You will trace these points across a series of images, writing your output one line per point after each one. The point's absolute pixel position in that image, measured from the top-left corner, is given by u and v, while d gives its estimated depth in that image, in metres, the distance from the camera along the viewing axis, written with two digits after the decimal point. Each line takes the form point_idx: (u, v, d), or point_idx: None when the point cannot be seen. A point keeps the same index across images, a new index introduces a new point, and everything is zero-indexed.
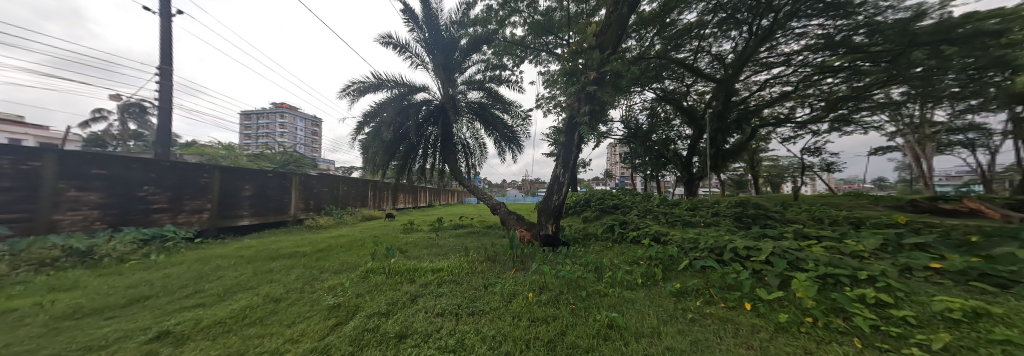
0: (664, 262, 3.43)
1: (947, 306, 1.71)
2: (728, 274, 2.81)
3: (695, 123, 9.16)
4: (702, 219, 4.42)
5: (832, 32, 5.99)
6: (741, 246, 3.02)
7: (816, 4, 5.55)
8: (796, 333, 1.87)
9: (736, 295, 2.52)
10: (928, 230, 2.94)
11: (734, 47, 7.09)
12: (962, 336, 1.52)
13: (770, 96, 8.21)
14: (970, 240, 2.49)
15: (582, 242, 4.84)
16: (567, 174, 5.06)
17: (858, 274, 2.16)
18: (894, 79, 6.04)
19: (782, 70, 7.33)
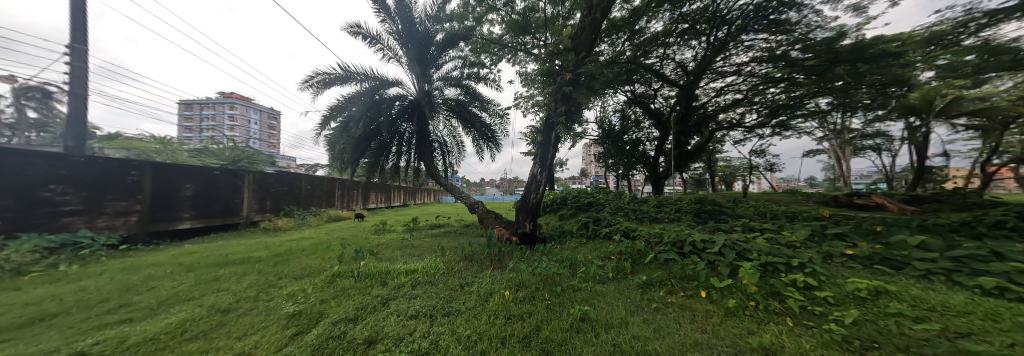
0: (633, 257, 3.65)
1: (857, 287, 2.01)
2: (688, 265, 3.05)
3: (662, 126, 9.79)
4: (667, 215, 4.74)
5: (774, 46, 6.71)
6: (698, 239, 3.30)
7: (762, 20, 6.19)
8: (741, 316, 2.10)
9: (694, 284, 2.76)
10: (846, 222, 3.41)
11: (695, 56, 7.67)
12: (869, 313, 1.79)
13: (725, 102, 9.04)
14: (878, 230, 2.92)
15: (559, 239, 4.99)
16: (544, 173, 5.15)
17: (792, 262, 2.46)
18: (823, 91, 6.93)
19: (735, 79, 8.08)
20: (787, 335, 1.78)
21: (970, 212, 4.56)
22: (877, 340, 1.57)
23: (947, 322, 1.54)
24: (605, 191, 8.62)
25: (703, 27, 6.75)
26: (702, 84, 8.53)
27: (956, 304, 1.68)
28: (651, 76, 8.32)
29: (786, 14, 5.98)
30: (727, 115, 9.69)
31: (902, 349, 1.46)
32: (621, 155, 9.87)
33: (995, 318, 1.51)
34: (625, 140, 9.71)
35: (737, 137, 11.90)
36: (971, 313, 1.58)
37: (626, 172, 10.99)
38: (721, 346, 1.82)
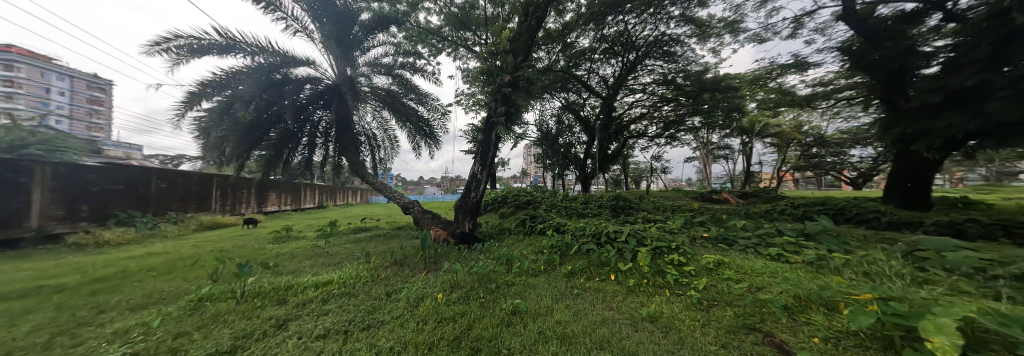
0: (562, 249, 4.00)
1: (709, 261, 2.69)
2: (603, 253, 3.53)
3: (589, 132, 11.08)
4: (591, 211, 5.38)
5: (665, 72, 8.38)
6: (612, 230, 3.84)
7: (659, 50, 7.66)
8: (640, 293, 2.54)
9: (607, 269, 3.20)
10: (705, 212, 4.51)
11: (613, 73, 8.93)
12: (715, 280, 2.44)
13: (635, 115, 10.84)
14: (722, 217, 3.98)
15: (497, 237, 5.10)
16: (483, 172, 5.13)
17: (672, 245, 3.11)
18: (698, 112, 9.04)
19: (642, 96, 9.74)
20: (669, 305, 2.26)
21: (772, 203, 6.68)
22: (721, 301, 2.16)
23: (756, 282, 2.23)
24: (542, 190, 9.25)
25: (620, 49, 7.90)
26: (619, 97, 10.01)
27: (760, 267, 2.42)
28: (580, 86, 9.34)
29: (673, 48, 7.56)
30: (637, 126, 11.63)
31: (733, 305, 2.07)
32: (555, 157, 10.71)
33: (777, 275, 2.23)
34: (560, 143, 10.60)
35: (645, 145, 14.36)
36: (767, 273, 2.31)
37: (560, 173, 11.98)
38: (622, 319, 2.17)
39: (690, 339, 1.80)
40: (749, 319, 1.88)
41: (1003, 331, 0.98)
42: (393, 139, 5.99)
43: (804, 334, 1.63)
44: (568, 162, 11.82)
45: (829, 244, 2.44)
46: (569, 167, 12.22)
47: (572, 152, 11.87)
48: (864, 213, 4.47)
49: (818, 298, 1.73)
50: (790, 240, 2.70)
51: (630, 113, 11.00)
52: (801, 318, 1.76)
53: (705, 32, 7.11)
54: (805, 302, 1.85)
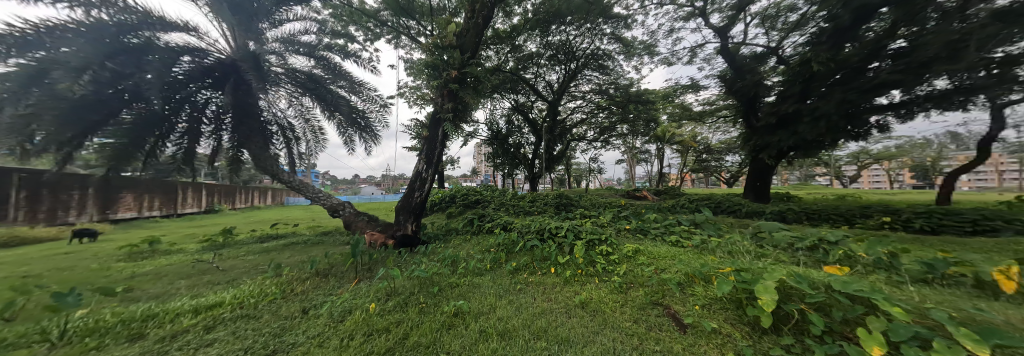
0: (508, 246, 4.09)
1: (630, 250, 3.10)
2: (545, 248, 3.74)
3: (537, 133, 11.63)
4: (537, 208, 5.62)
5: (601, 83, 9.46)
6: (553, 226, 4.10)
7: (596, 62, 8.56)
8: (575, 283, 2.77)
9: (548, 263, 3.40)
10: (629, 208, 5.22)
11: (558, 79, 9.56)
12: (633, 265, 2.85)
13: (576, 120, 11.90)
14: (641, 211, 4.66)
15: (443, 238, 4.89)
16: (429, 170, 4.84)
17: (602, 237, 3.48)
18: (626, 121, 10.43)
19: (582, 103, 10.77)
20: (598, 291, 2.52)
21: (678, 198, 8.14)
22: (636, 283, 2.52)
23: (662, 265, 2.67)
24: (492, 189, 9.31)
25: (564, 57, 8.52)
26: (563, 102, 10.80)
27: (665, 252, 2.91)
28: (528, 89, 9.78)
29: (606, 62, 8.58)
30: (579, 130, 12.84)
31: (645, 286, 2.43)
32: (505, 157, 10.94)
33: (676, 258, 2.72)
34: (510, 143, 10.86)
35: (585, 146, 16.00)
36: (670, 257, 2.79)
37: (510, 172, 12.39)
38: (558, 308, 2.34)
39: (613, 320, 2.03)
40: (656, 297, 2.25)
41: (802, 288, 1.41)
42: (318, 132, 5.15)
43: (692, 305, 2.03)
44: (518, 162, 12.23)
45: (710, 230, 3.08)
46: (519, 166, 12.68)
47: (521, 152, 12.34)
48: (735, 206, 5.82)
49: (701, 274, 2.19)
50: (687, 228, 3.31)
51: (573, 118, 12.03)
52: (691, 292, 2.19)
53: (629, 50, 8.25)
54: (693, 279, 2.30)
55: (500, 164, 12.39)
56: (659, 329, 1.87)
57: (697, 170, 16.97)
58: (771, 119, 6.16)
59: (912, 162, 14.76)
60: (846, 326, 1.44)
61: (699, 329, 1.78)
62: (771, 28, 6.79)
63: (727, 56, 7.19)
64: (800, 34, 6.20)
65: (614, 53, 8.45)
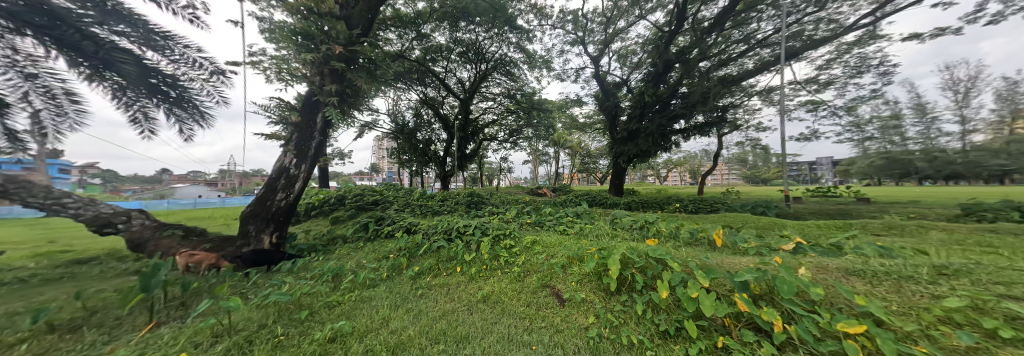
0: (411, 250, 3.69)
1: (529, 241, 3.39)
2: (451, 248, 3.58)
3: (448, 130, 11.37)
4: (447, 207, 5.43)
5: (508, 89, 10.30)
6: (461, 225, 3.99)
7: (504, 68, 9.26)
8: (479, 280, 2.75)
9: (454, 262, 3.27)
10: (531, 203, 5.82)
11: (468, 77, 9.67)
12: (531, 254, 3.11)
13: (488, 121, 12.43)
14: (539, 206, 5.29)
15: (323, 249, 3.92)
16: (306, 165, 3.84)
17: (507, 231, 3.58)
18: (531, 126, 11.75)
19: (492, 104, 11.40)
20: (500, 283, 2.61)
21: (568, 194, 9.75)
22: (532, 271, 2.75)
23: (552, 251, 3.03)
24: (395, 188, 8.36)
25: (475, 58, 8.73)
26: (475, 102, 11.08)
27: (554, 240, 3.31)
28: (437, 83, 9.45)
29: (513, 69, 9.48)
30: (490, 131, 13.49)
31: (538, 272, 2.69)
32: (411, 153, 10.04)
33: (563, 244, 3.13)
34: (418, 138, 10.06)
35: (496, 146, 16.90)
36: (558, 243, 3.19)
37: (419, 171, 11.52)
38: (461, 307, 2.26)
39: (512, 308, 2.15)
40: (546, 279, 2.55)
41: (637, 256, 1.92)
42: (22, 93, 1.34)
43: (570, 282, 2.41)
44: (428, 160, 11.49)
45: (585, 219, 3.80)
46: (428, 164, 11.97)
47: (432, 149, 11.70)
48: (603, 199, 7.49)
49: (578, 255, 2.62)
50: (572, 218, 3.98)
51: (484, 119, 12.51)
52: (570, 271, 2.58)
53: (532, 62, 9.37)
54: (572, 260, 2.72)
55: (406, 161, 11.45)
56: (546, 307, 2.14)
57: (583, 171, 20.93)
58: (624, 133, 8.31)
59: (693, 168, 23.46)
60: (650, 279, 2.05)
61: (573, 301, 2.15)
62: (624, 63, 9.04)
63: (600, 81, 9.20)
64: (639, 73, 8.65)
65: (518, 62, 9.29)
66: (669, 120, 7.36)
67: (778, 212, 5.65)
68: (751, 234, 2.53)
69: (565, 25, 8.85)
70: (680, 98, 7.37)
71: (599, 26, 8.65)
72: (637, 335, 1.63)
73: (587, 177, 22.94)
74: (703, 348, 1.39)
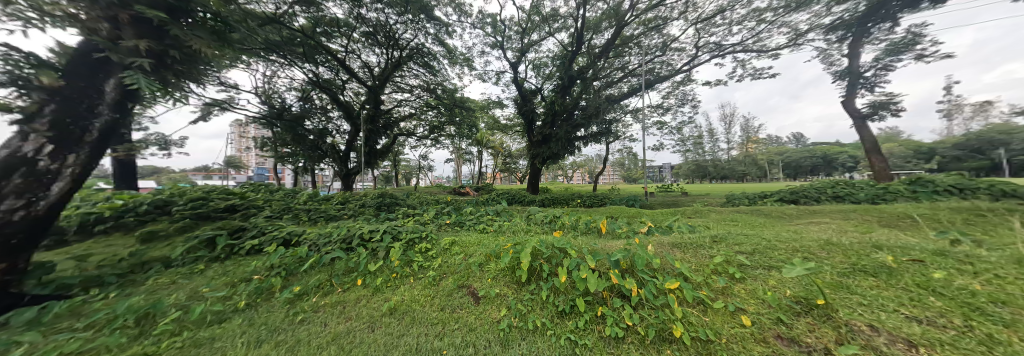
0: (289, 266, 2.38)
1: (449, 243, 2.87)
2: (352, 258, 2.52)
3: (352, 121, 9.87)
4: (349, 211, 4.57)
5: (426, 81, 9.96)
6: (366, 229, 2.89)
7: (422, 58, 8.99)
8: (384, 292, 2.07)
9: (352, 275, 2.30)
10: (453, 204, 5.61)
11: (378, 63, 8.86)
12: (453, 258, 2.60)
13: (404, 113, 11.55)
14: (461, 206, 5.15)
15: (123, 287, 2.19)
16: (77, 156, 2.33)
17: (423, 234, 2.99)
18: (453, 122, 11.70)
19: (408, 96, 10.72)
20: (411, 292, 2.07)
21: (491, 193, 10.06)
22: (449, 273, 2.36)
23: (470, 250, 2.74)
24: (273, 188, 6.51)
25: (387, 43, 8.14)
26: (387, 91, 10.17)
27: (474, 238, 3.11)
28: (335, 63, 8.09)
29: (432, 62, 9.30)
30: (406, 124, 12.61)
31: (455, 273, 2.35)
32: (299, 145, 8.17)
33: (482, 243, 2.95)
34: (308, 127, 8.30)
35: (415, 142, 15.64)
36: (477, 242, 2.98)
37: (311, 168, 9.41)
38: (361, 329, 1.66)
39: (422, 317, 1.80)
40: (463, 279, 2.26)
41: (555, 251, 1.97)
42: None
43: (487, 279, 2.21)
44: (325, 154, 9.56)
45: (504, 216, 3.97)
46: (325, 160, 9.96)
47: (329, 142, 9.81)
48: (522, 197, 8.12)
49: (495, 250, 2.46)
50: (493, 216, 4.07)
51: (400, 111, 11.55)
52: (487, 269, 2.36)
53: (452, 58, 9.20)
54: (489, 258, 2.53)
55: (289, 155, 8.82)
56: (461, 309, 1.90)
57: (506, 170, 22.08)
58: (539, 137, 9.24)
59: (592, 169, 28.35)
60: (554, 266, 2.12)
61: (488, 297, 1.99)
62: (538, 73, 10.00)
63: (518, 87, 9.88)
64: (550, 84, 9.77)
65: (438, 55, 9.11)
66: (573, 128, 8.66)
67: (641, 203, 7.59)
68: (625, 222, 3.27)
69: (485, 26, 9.02)
70: (581, 110, 8.76)
71: (515, 34, 9.24)
72: (540, 318, 1.67)
73: (510, 176, 24.30)
74: (587, 320, 1.56)
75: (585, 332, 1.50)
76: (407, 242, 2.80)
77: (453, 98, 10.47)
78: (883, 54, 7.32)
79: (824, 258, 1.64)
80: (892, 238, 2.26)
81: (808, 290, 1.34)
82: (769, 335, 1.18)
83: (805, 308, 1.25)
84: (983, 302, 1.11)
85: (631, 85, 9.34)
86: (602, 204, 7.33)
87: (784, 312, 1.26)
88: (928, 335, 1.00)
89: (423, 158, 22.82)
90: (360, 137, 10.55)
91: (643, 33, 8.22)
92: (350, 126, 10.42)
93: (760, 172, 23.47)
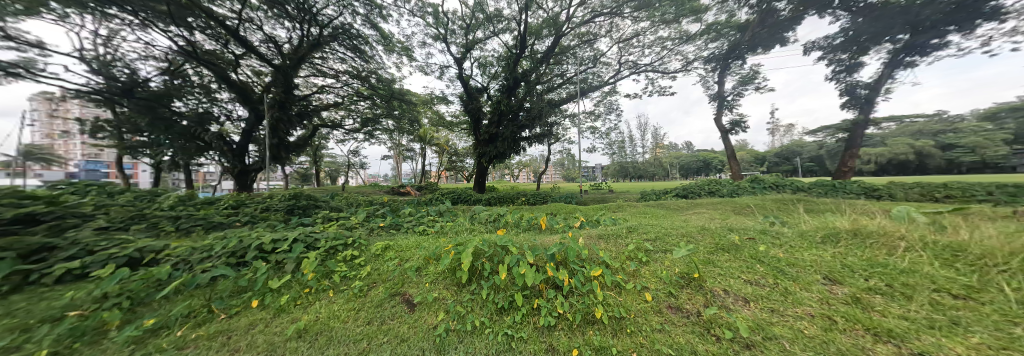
0: (139, 293, 1.59)
1: (380, 249, 2.52)
2: (243, 276, 1.90)
3: (251, 106, 8.21)
4: (244, 216, 3.64)
5: (356, 68, 8.98)
6: (268, 239, 2.25)
7: (348, 40, 8.15)
8: (292, 312, 1.65)
9: (244, 296, 1.75)
10: (387, 205, 5.10)
11: (288, 39, 7.62)
12: (382, 263, 2.30)
13: (327, 102, 10.11)
14: (397, 207, 4.73)
15: None
16: None
17: (349, 241, 2.58)
18: (390, 115, 10.89)
19: (332, 83, 9.47)
20: (328, 307, 1.69)
21: (435, 193, 9.56)
22: (380, 281, 1.99)
23: (407, 255, 2.39)
24: (116, 186, 4.72)
25: (300, 17, 7.10)
26: (302, 74, 8.78)
27: (412, 242, 2.84)
28: (224, 31, 6.60)
29: (361, 45, 8.48)
30: (330, 115, 11.07)
31: (387, 281, 1.97)
32: (165, 132, 6.36)
33: (421, 246, 2.68)
34: (178, 108, 6.59)
35: (345, 136, 13.70)
36: (415, 246, 2.70)
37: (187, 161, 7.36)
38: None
39: (339, 335, 1.44)
40: (395, 287, 1.89)
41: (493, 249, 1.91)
42: None
43: (424, 284, 1.89)
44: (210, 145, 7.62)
45: (447, 217, 3.82)
46: (210, 152, 7.95)
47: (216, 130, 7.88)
48: (467, 197, 7.97)
49: (435, 252, 2.12)
50: (433, 217, 3.85)
51: (320, 99, 10.07)
52: (426, 273, 2.02)
53: (388, 44, 8.42)
54: (429, 260, 2.20)
55: (142, 143, 6.41)
56: (392, 320, 1.58)
57: (453, 169, 21.37)
58: (486, 136, 9.23)
59: (536, 169, 29.91)
60: (496, 265, 1.91)
61: (425, 302, 1.70)
62: (483, 72, 9.99)
63: (464, 83, 9.67)
64: (496, 84, 9.88)
65: (368, 39, 8.33)
66: (519, 128, 8.95)
67: (577, 200, 8.37)
68: (562, 218, 3.55)
69: (425, 16, 8.52)
70: (525, 111, 9.12)
71: (459, 29, 9.02)
72: (478, 318, 1.51)
73: (457, 175, 23.64)
74: (525, 313, 1.50)
75: (522, 325, 1.44)
76: (325, 250, 2.37)
77: (388, 88, 9.69)
78: (738, 84, 9.88)
79: (700, 240, 2.09)
80: (737, 221, 3.06)
81: (689, 266, 1.69)
82: (663, 306, 1.42)
83: (688, 281, 1.56)
84: (784, 265, 1.59)
85: (569, 92, 10.21)
86: (543, 201, 7.78)
87: (674, 286, 1.54)
88: (754, 294, 1.39)
89: (355, 154, 20.13)
90: (264, 127, 8.79)
91: (578, 45, 9.09)
92: (248, 112, 8.54)
93: (666, 173, 28.78)
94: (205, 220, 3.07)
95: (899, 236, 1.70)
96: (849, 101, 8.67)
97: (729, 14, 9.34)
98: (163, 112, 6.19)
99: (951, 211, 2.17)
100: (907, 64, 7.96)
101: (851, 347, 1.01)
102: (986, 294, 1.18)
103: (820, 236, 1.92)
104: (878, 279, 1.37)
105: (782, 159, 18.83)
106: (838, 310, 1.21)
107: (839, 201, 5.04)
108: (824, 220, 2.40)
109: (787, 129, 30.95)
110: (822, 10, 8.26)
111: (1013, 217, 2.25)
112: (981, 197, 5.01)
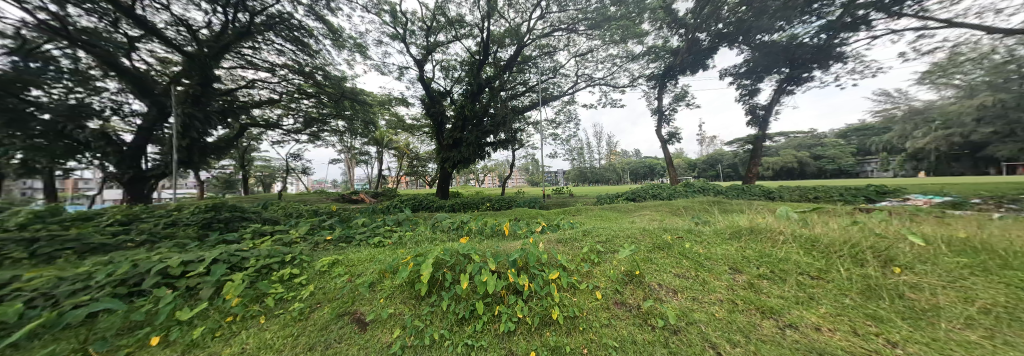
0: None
1: (324, 265, 2.27)
2: (142, 309, 1.55)
3: (151, 99, 6.76)
4: (144, 233, 2.98)
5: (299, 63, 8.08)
6: (177, 261, 1.86)
7: (288, 31, 7.32)
8: (206, 347, 1.40)
9: (142, 335, 1.41)
10: (331, 215, 4.60)
11: (206, 24, 6.50)
12: (324, 281, 2.06)
13: (259, 97, 8.86)
14: (343, 218, 4.28)
15: None
16: None
17: (287, 258, 2.29)
18: (341, 115, 10.01)
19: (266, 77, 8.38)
20: (258, 336, 1.47)
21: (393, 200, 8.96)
22: (325, 300, 1.80)
23: (359, 269, 2.20)
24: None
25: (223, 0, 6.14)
26: (225, 63, 7.56)
27: (365, 255, 2.63)
28: (110, 4, 5.34)
29: (304, 38, 7.69)
30: (262, 112, 9.72)
31: (334, 301, 1.79)
32: (13, 126, 4.82)
33: (376, 259, 2.50)
34: (35, 97, 5.07)
35: (283, 137, 12.06)
36: (369, 259, 2.50)
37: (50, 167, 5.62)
38: None
39: None
40: (344, 305, 1.73)
41: (450, 261, 1.84)
42: None
43: (379, 299, 1.76)
44: (88, 145, 6.04)
45: (405, 226, 3.63)
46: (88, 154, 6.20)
47: (97, 127, 6.28)
48: (429, 203, 7.68)
49: (392, 264, 1.98)
50: (386, 228, 3.58)
51: (251, 94, 8.79)
52: (380, 288, 1.89)
53: (338, 40, 7.75)
54: (384, 274, 2.03)
55: None
56: (340, 342, 1.44)
57: (413, 173, 20.28)
58: (449, 141, 9.06)
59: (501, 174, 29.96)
60: (458, 274, 1.85)
61: (379, 320, 1.59)
62: (446, 75, 9.81)
63: (425, 86, 9.33)
64: (459, 88, 9.78)
65: (313, 32, 7.59)
66: (483, 134, 8.96)
67: (539, 204, 8.66)
68: (524, 223, 3.63)
69: (381, 13, 8.07)
70: (489, 117, 9.18)
71: (419, 31, 8.75)
72: (438, 330, 1.47)
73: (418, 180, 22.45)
74: (485, 321, 1.50)
75: (482, 333, 1.45)
76: (255, 271, 2.06)
77: (338, 87, 8.94)
78: (673, 101, 11.36)
79: (641, 240, 2.35)
80: (670, 222, 3.49)
81: (632, 265, 1.88)
82: (611, 302, 1.57)
83: (630, 278, 1.74)
84: (702, 259, 1.89)
85: (532, 99, 10.57)
86: (506, 207, 7.85)
87: (618, 285, 1.70)
88: (681, 286, 1.62)
89: (296, 156, 17.76)
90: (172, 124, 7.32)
91: (539, 56, 9.51)
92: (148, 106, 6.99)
93: (619, 177, 31.44)
94: (79, 242, 2.41)
95: (778, 231, 2.15)
96: (752, 120, 10.60)
97: (665, 40, 10.74)
98: (10, 102, 4.70)
99: (810, 209, 2.85)
100: (788, 91, 10.06)
101: (747, 324, 1.25)
102: (830, 274, 1.56)
103: (730, 232, 2.32)
104: (766, 267, 1.71)
105: (709, 165, 22.14)
106: (739, 294, 1.48)
107: (745, 203, 6.12)
108: (731, 220, 2.89)
109: (711, 142, 36.46)
110: (731, 44, 10.03)
111: (848, 213, 3.00)
112: (840, 198, 6.56)
